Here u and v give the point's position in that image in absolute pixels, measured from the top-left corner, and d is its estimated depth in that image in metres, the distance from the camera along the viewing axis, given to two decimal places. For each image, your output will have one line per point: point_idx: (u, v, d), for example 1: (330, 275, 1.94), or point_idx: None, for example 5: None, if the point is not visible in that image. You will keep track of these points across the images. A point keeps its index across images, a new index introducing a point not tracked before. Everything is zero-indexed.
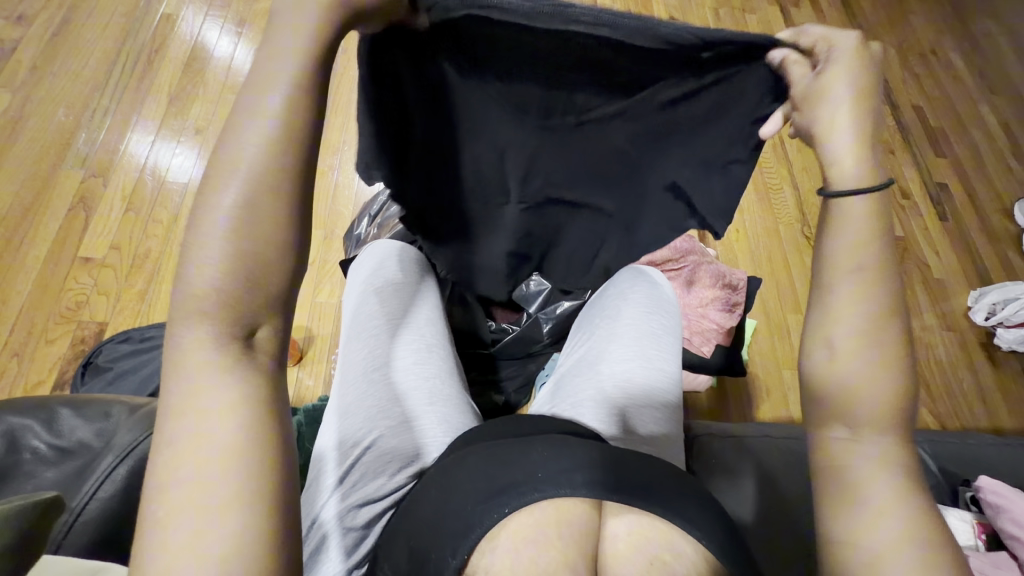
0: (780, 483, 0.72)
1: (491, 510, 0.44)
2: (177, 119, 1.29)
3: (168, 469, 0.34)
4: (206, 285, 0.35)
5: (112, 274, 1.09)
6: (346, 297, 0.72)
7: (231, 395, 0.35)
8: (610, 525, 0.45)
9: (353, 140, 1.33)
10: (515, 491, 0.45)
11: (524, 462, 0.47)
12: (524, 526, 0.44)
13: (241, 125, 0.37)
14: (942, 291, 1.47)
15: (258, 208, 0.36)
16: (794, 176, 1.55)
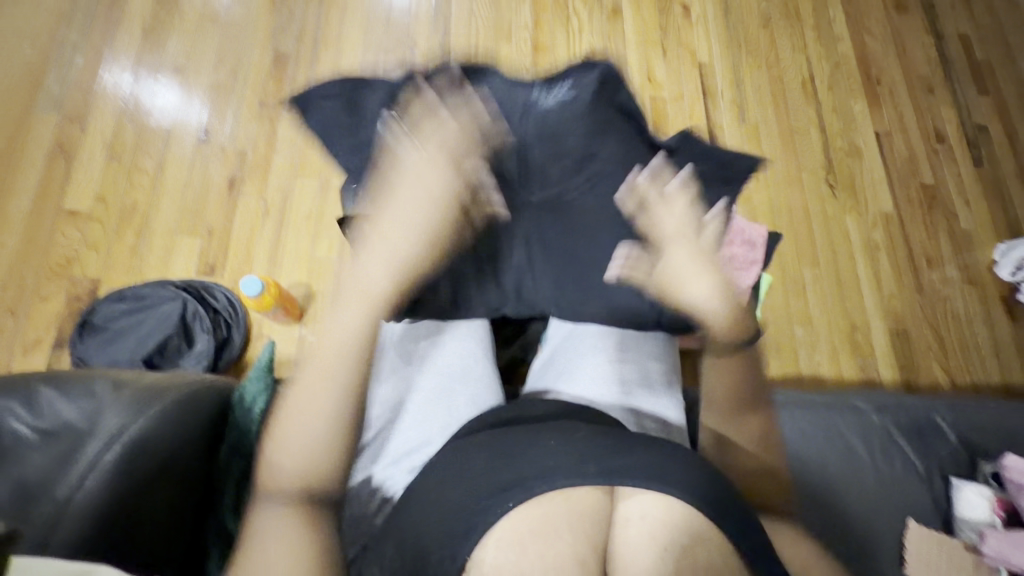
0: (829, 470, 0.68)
1: (498, 506, 0.47)
2: (154, 54, 1.19)
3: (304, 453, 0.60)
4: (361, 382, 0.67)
5: (100, 227, 1.04)
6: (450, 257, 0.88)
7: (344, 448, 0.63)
8: (620, 511, 0.46)
9: (348, 80, 1.24)
10: (522, 487, 0.48)
11: (530, 461, 0.50)
12: (525, 518, 0.46)
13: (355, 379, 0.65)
14: (968, 243, 1.41)
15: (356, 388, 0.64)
16: (821, 118, 1.46)
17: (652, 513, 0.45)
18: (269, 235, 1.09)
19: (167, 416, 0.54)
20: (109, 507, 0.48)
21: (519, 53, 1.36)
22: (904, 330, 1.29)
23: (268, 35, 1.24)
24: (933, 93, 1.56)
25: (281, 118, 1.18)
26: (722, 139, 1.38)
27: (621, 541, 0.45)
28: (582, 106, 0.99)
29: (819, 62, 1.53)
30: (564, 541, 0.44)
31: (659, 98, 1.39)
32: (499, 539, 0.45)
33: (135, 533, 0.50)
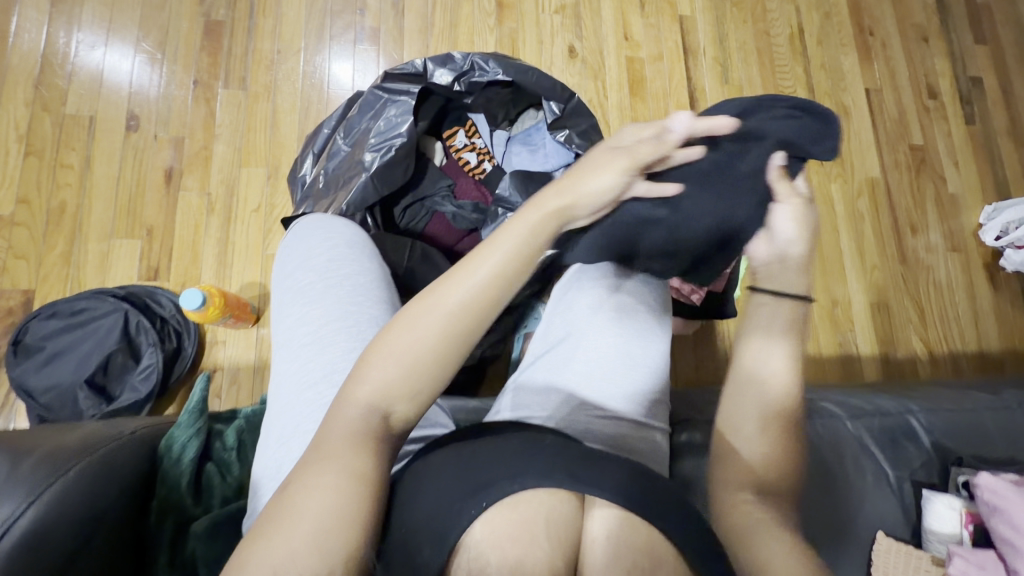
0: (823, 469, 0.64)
1: (470, 506, 0.44)
2: (65, 29, 1.05)
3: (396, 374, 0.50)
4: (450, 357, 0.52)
5: (26, 233, 0.95)
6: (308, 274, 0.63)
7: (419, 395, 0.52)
8: (590, 526, 0.44)
9: (292, 52, 1.12)
10: (494, 486, 0.45)
11: (507, 459, 0.47)
12: (505, 520, 0.43)
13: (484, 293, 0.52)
14: (954, 206, 1.37)
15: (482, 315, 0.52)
16: (809, 77, 1.37)
17: (618, 531, 0.44)
18: (216, 233, 1.01)
19: (74, 491, 0.45)
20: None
21: (482, 12, 1.22)
22: (885, 303, 1.27)
23: (196, 1, 1.10)
24: (928, 43, 1.46)
25: (219, 99, 1.07)
26: (704, 105, 1.29)
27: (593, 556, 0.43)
28: (549, 81, 0.88)
29: (809, 11, 1.42)
30: (542, 549, 0.42)
31: (636, 60, 1.28)
32: (479, 541, 0.43)
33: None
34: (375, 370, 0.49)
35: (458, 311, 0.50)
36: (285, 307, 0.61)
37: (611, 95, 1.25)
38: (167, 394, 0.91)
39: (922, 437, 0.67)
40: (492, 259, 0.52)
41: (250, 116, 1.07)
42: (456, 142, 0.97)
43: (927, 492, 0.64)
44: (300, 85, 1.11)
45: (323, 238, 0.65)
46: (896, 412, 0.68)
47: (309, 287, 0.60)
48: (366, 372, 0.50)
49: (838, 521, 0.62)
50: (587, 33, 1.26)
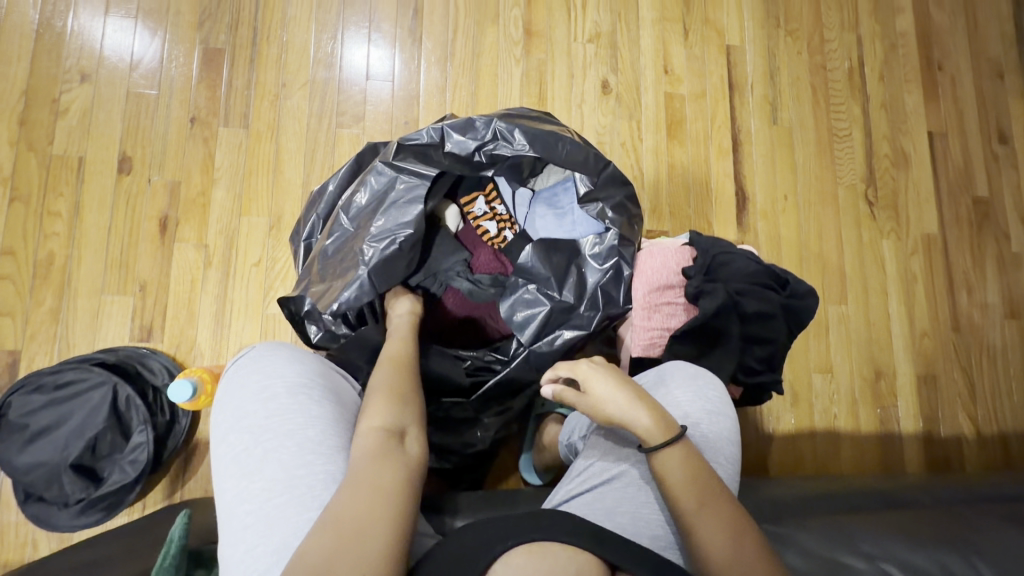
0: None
1: (495, 544, 0.52)
2: (52, 56, 0.96)
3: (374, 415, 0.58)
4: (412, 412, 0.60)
5: (12, 287, 0.89)
6: (250, 422, 0.57)
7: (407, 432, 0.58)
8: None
9: (297, 84, 1.02)
10: (517, 533, 0.53)
11: (530, 514, 0.56)
12: (530, 562, 0.51)
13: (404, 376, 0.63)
14: (1016, 267, 1.24)
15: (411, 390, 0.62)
16: (867, 118, 1.24)
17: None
18: (213, 290, 0.94)
19: None
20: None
21: (509, 41, 1.11)
22: (933, 374, 1.16)
23: (195, 26, 1.00)
24: (1003, 79, 1.31)
25: (217, 139, 0.98)
26: (748, 149, 1.17)
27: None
28: (581, 154, 0.77)
29: (872, 41, 1.27)
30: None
31: (676, 97, 1.15)
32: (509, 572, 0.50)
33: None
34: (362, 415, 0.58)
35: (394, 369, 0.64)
36: (225, 477, 0.56)
37: (646, 138, 1.13)
38: (158, 469, 0.85)
39: None
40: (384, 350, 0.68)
41: (251, 159, 0.98)
42: (475, 210, 0.89)
43: None
44: (306, 125, 1.01)
45: (262, 382, 0.60)
46: None
47: (246, 454, 0.56)
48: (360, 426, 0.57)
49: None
50: (623, 66, 1.14)
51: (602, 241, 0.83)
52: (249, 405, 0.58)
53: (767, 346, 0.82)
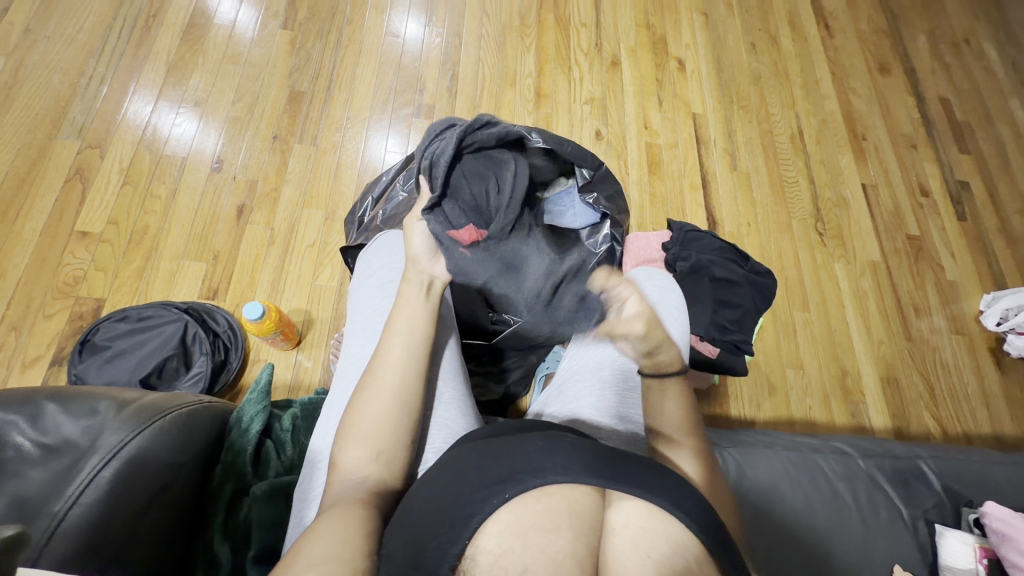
0: (804, 499, 0.66)
1: (490, 497, 0.45)
2: (175, 88, 1.25)
3: (352, 439, 0.60)
4: (404, 413, 0.62)
5: (110, 249, 1.07)
6: (376, 279, 0.79)
7: (391, 446, 0.60)
8: (612, 518, 0.45)
9: (358, 116, 1.31)
10: (515, 479, 0.46)
11: (522, 454, 0.48)
12: (529, 511, 0.44)
13: (405, 355, 0.65)
14: (954, 292, 1.44)
15: (413, 377, 0.64)
16: (810, 170, 1.53)
17: (635, 521, 0.45)
18: (273, 262, 1.12)
19: (166, 434, 0.52)
20: (104, 530, 0.45)
21: (523, 99, 1.43)
22: (894, 376, 1.31)
23: (285, 75, 1.31)
24: (916, 149, 1.64)
25: (292, 152, 1.23)
26: (715, 186, 1.44)
27: (611, 546, 0.44)
28: (582, 151, 1.01)
29: (807, 117, 1.62)
30: (564, 538, 0.43)
31: (655, 145, 1.45)
32: (503, 529, 0.44)
33: (116, 565, 0.46)
34: (348, 442, 0.60)
35: (400, 377, 0.63)
36: (368, 299, 0.77)
37: (632, 172, 1.41)
38: None
39: (932, 480, 0.69)
40: (398, 340, 0.66)
41: (317, 167, 1.23)
42: None
43: (940, 527, 0.65)
44: (362, 146, 1.27)
45: (384, 260, 0.81)
46: (903, 456, 0.71)
47: (390, 284, 0.78)
48: (344, 447, 0.60)
49: (855, 562, 0.63)
50: (612, 121, 1.46)
51: (599, 229, 1.03)
52: (377, 267, 0.80)
53: (736, 309, 0.97)
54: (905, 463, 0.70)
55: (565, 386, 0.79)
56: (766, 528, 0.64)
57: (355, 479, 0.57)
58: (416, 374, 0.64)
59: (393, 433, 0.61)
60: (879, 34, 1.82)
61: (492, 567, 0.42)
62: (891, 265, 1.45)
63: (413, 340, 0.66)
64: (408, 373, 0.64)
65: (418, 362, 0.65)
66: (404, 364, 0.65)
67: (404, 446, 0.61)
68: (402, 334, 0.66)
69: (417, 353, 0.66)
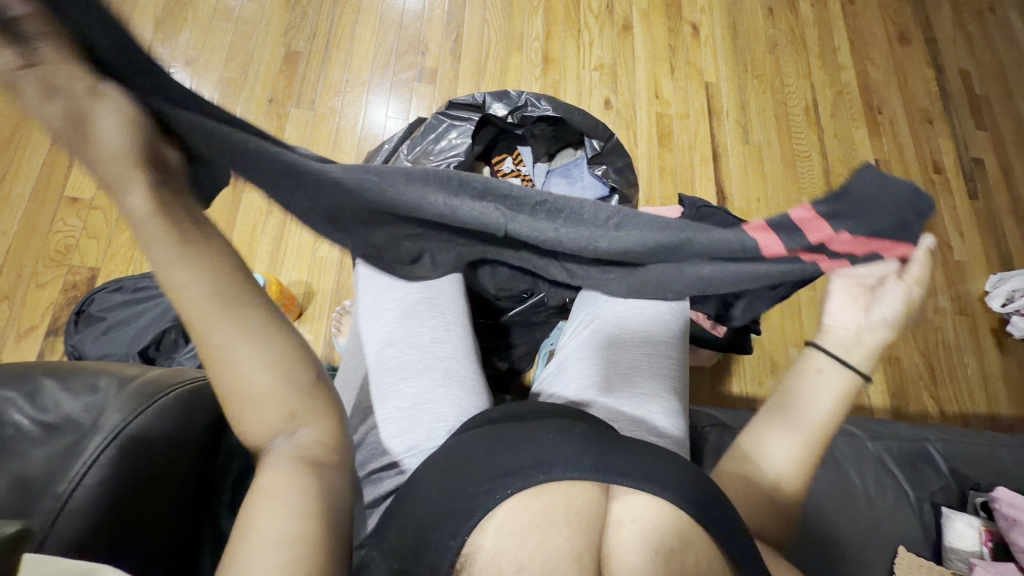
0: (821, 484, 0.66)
1: (494, 491, 0.45)
2: (165, 45, 1.19)
3: (231, 410, 0.46)
4: (256, 346, 0.45)
5: (101, 217, 1.03)
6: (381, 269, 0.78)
7: (277, 395, 0.46)
8: (616, 510, 0.45)
9: (357, 80, 1.24)
10: (520, 474, 0.45)
11: (529, 448, 0.47)
12: (529, 507, 0.44)
13: (184, 282, 0.43)
14: (961, 272, 1.42)
15: (227, 296, 0.45)
16: (823, 145, 1.49)
17: (643, 514, 0.44)
18: (271, 233, 1.09)
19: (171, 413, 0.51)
20: (111, 509, 0.45)
21: (530, 64, 1.36)
22: (897, 356, 1.31)
23: (280, 33, 1.25)
24: (932, 124, 1.59)
25: (289, 116, 1.18)
26: (725, 160, 1.40)
27: (614, 540, 0.44)
28: (592, 120, 0.97)
29: (823, 89, 1.56)
30: (563, 535, 0.43)
31: (665, 115, 1.40)
32: (500, 527, 0.44)
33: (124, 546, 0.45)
34: (235, 416, 0.46)
35: (225, 323, 0.44)
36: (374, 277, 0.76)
37: (641, 144, 1.37)
38: None
39: (938, 462, 0.69)
40: (195, 283, 0.44)
41: (315, 134, 1.18)
42: (504, 167, 1.03)
43: (947, 510, 0.65)
44: (362, 111, 1.22)
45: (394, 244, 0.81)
46: (912, 439, 0.71)
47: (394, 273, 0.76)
48: (238, 426, 0.46)
49: (862, 542, 0.64)
50: (622, 90, 1.40)
51: (607, 203, 1.00)
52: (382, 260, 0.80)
53: None
54: (915, 446, 0.70)
55: (568, 364, 0.76)
56: None
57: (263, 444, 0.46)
58: (239, 283, 0.46)
59: (276, 392, 0.46)
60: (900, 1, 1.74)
61: (491, 564, 0.42)
62: None
63: (188, 264, 0.44)
64: (222, 305, 0.44)
65: (218, 283, 0.44)
66: (195, 290, 0.44)
67: (294, 396, 0.47)
68: (192, 278, 0.43)
69: (218, 270, 0.44)
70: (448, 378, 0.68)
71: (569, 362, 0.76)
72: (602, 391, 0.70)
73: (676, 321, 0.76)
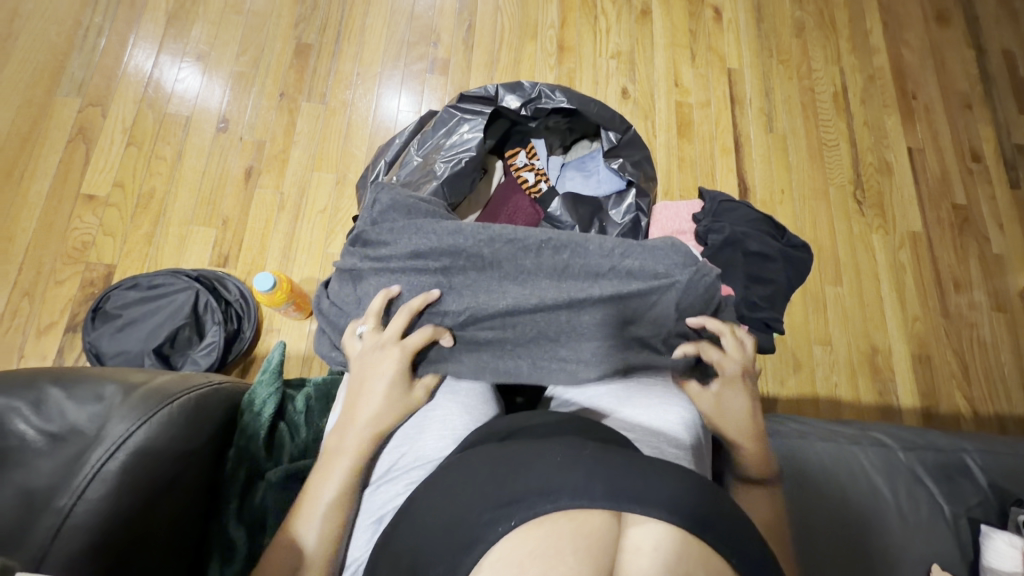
0: (835, 496, 0.64)
1: (498, 523, 0.45)
2: (177, 40, 1.18)
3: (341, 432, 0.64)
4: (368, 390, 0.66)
5: (117, 214, 1.04)
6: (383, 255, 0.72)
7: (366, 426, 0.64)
8: (629, 536, 0.44)
9: (368, 72, 1.22)
10: (526, 501, 0.46)
11: (537, 473, 0.48)
12: (530, 537, 0.43)
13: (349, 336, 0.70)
14: (999, 267, 1.35)
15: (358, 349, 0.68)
16: (852, 133, 1.42)
17: (662, 544, 0.43)
18: (283, 229, 1.08)
19: (175, 424, 0.50)
20: (113, 524, 0.44)
21: (545, 53, 1.32)
22: (927, 354, 1.25)
23: (291, 26, 1.23)
24: (971, 110, 1.50)
25: (300, 110, 1.17)
26: (748, 150, 1.35)
27: (630, 567, 0.42)
28: (609, 111, 0.94)
29: (853, 73, 1.48)
30: (568, 562, 0.41)
31: (685, 104, 1.35)
32: (498, 561, 0.43)
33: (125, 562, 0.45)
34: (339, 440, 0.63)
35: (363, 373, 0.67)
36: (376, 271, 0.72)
37: (660, 135, 1.32)
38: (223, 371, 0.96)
39: (976, 475, 0.65)
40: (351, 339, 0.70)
41: (326, 128, 1.16)
42: (518, 160, 0.98)
43: (987, 528, 0.61)
44: (374, 104, 1.20)
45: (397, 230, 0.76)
46: (946, 447, 0.67)
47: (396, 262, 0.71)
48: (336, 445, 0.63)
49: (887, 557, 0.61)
50: (640, 78, 1.35)
51: (624, 197, 0.97)
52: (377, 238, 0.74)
53: (767, 286, 0.92)
54: (948, 457, 0.66)
55: None
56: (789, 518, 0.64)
57: (325, 475, 0.60)
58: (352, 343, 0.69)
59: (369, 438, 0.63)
60: None
61: None
62: (934, 237, 1.36)
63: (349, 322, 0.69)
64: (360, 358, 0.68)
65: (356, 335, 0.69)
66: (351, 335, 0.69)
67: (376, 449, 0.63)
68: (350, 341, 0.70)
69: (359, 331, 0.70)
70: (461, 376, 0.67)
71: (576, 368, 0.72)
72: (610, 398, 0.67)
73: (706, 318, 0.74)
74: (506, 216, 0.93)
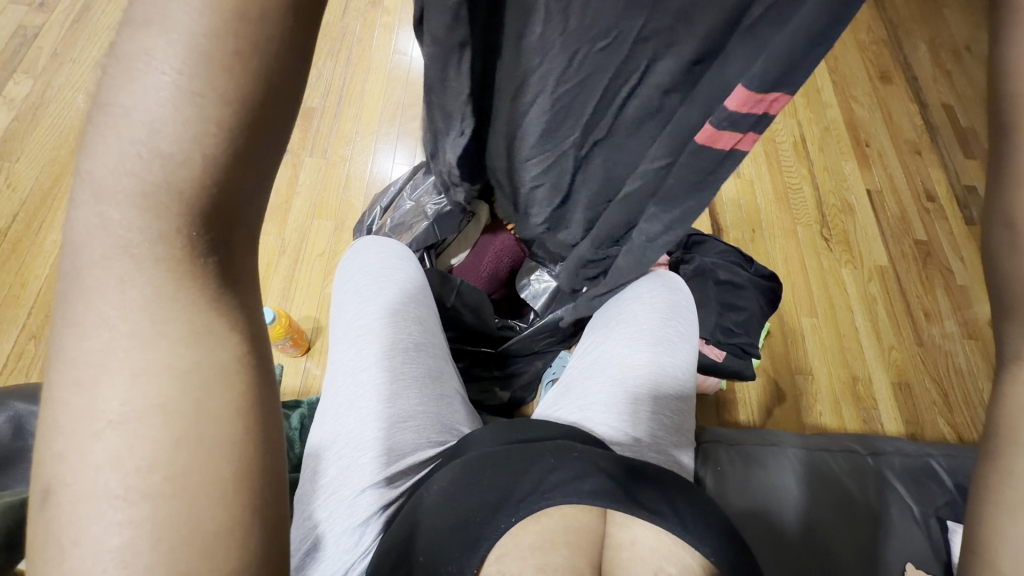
0: (816, 490, 0.76)
1: (499, 522, 0.47)
2: None
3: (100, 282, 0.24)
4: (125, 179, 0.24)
5: None
6: (361, 275, 0.79)
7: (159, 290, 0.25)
8: (618, 534, 0.48)
9: (366, 130, 1.34)
10: (524, 501, 0.47)
11: (528, 472, 0.49)
12: (530, 532, 0.47)
13: (126, 89, 0.23)
14: (965, 296, 1.42)
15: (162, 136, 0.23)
16: (814, 176, 1.54)
17: (644, 540, 0.47)
18: (283, 272, 1.14)
19: None
20: None
21: None
22: (907, 382, 1.29)
23: None
24: (920, 155, 1.64)
25: (303, 165, 1.27)
26: (718, 194, 1.46)
27: (618, 559, 0.47)
28: None
29: (810, 125, 1.63)
30: (563, 555, 0.46)
31: None
32: (503, 556, 0.46)
33: None
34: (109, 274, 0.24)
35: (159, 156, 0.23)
36: (360, 281, 0.78)
37: None
38: None
39: (943, 479, 0.79)
40: (141, 98, 0.23)
41: (327, 180, 1.26)
42: None
43: (951, 524, 0.74)
44: (371, 159, 1.30)
45: (377, 252, 0.82)
46: (918, 458, 0.81)
47: (382, 271, 0.79)
48: (107, 286, 0.25)
49: (867, 549, 0.72)
50: None
51: None
52: (359, 252, 0.82)
53: (741, 312, 0.98)
54: (921, 460, 0.81)
55: (574, 388, 0.76)
56: (787, 526, 0.73)
57: (78, 363, 0.24)
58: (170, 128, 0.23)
59: (180, 271, 0.25)
60: (878, 43, 1.84)
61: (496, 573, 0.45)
62: (900, 269, 1.44)
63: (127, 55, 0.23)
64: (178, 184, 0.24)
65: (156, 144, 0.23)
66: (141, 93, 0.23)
67: (224, 333, 0.26)
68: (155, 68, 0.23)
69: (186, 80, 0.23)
70: (427, 390, 0.71)
71: (569, 391, 0.76)
72: (606, 409, 0.70)
73: (690, 328, 0.81)
74: (495, 254, 0.97)
